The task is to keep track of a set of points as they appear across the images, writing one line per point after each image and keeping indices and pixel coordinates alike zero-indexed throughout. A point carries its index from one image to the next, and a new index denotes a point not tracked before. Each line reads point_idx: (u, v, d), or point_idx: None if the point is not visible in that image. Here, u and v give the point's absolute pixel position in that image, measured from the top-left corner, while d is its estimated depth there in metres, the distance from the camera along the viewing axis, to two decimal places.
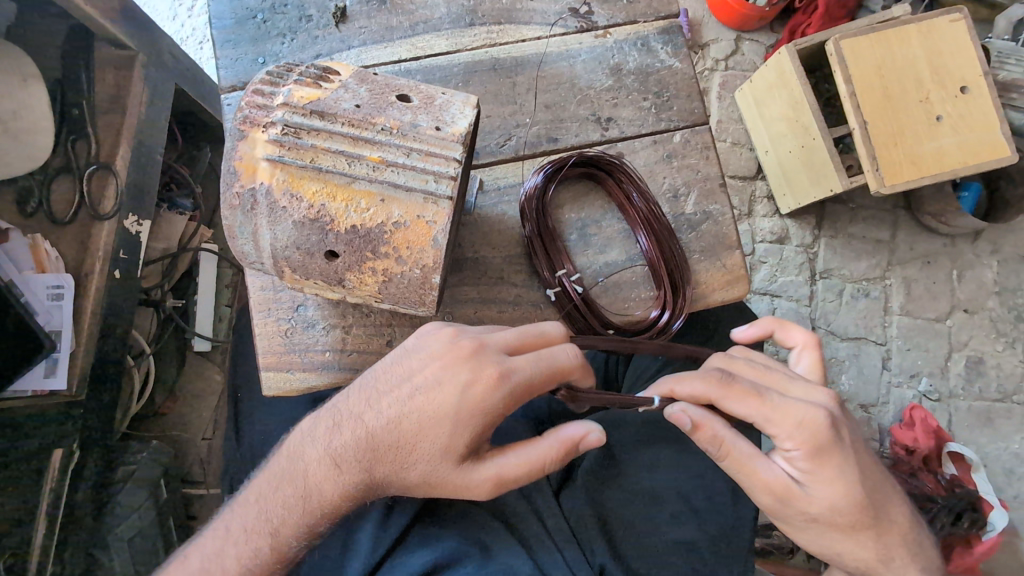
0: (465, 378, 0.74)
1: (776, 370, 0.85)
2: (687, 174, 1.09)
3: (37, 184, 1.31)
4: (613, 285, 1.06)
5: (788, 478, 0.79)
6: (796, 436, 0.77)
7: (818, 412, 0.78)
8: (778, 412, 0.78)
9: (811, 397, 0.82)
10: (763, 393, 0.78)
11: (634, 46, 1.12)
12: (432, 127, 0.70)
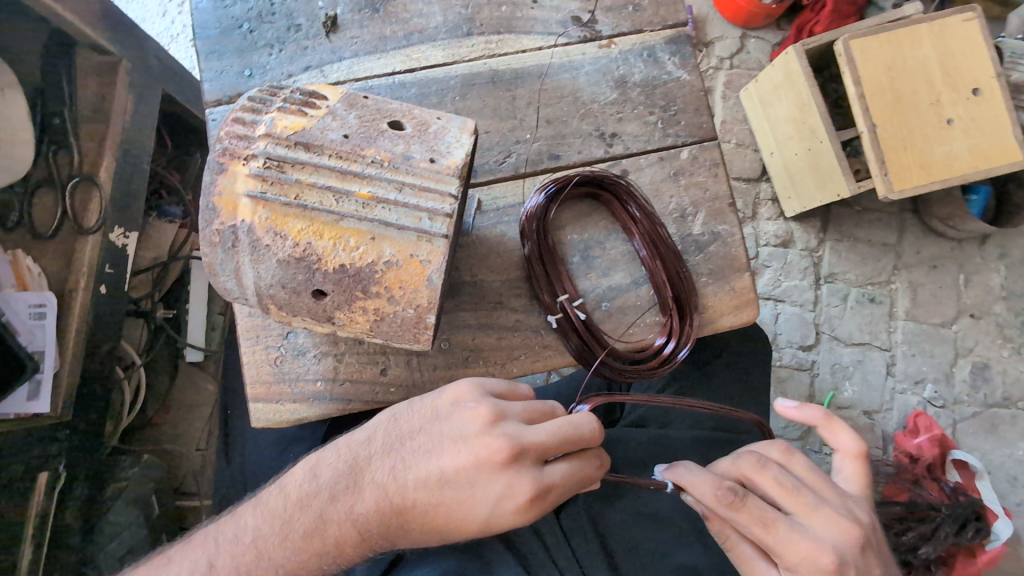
0: (497, 481, 0.73)
1: (804, 489, 0.75)
2: (695, 192, 1.05)
3: (18, 197, 1.25)
4: (617, 310, 1.01)
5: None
6: (793, 570, 0.72)
7: (826, 557, 0.70)
8: (783, 549, 0.72)
9: (829, 532, 0.73)
10: (770, 521, 0.73)
11: (639, 57, 1.07)
12: (426, 160, 0.65)
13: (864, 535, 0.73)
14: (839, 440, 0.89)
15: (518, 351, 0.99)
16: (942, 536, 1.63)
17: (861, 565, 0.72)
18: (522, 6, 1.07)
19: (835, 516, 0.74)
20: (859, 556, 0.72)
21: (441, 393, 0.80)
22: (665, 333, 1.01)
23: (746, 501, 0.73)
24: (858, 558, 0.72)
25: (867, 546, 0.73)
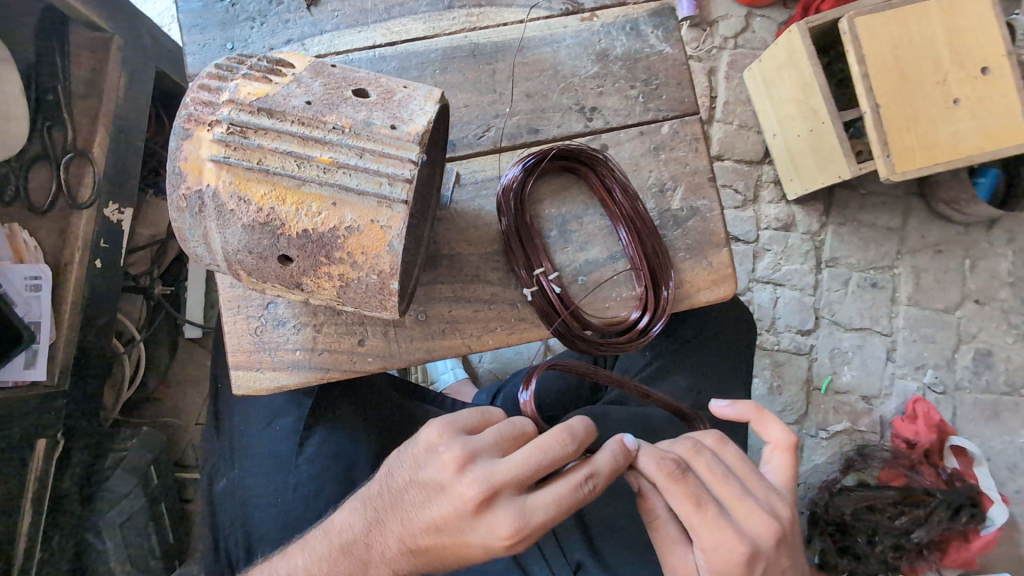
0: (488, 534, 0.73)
1: (732, 478, 0.76)
2: (675, 167, 1.04)
3: (14, 171, 1.26)
4: (593, 284, 1.02)
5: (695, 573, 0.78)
6: (707, 554, 0.74)
7: (743, 543, 0.72)
8: (703, 530, 0.73)
9: (749, 523, 0.74)
10: (700, 502, 0.74)
11: (622, 30, 1.06)
12: (384, 124, 0.66)
13: (782, 529, 0.75)
14: (772, 433, 0.88)
15: (494, 323, 1.00)
16: (935, 521, 1.66)
17: (772, 552, 0.74)
18: None
19: (761, 502, 0.76)
20: (773, 547, 0.74)
21: (415, 441, 0.80)
22: (641, 306, 1.01)
23: (681, 477, 0.74)
24: (772, 548, 0.73)
25: (781, 536, 0.75)
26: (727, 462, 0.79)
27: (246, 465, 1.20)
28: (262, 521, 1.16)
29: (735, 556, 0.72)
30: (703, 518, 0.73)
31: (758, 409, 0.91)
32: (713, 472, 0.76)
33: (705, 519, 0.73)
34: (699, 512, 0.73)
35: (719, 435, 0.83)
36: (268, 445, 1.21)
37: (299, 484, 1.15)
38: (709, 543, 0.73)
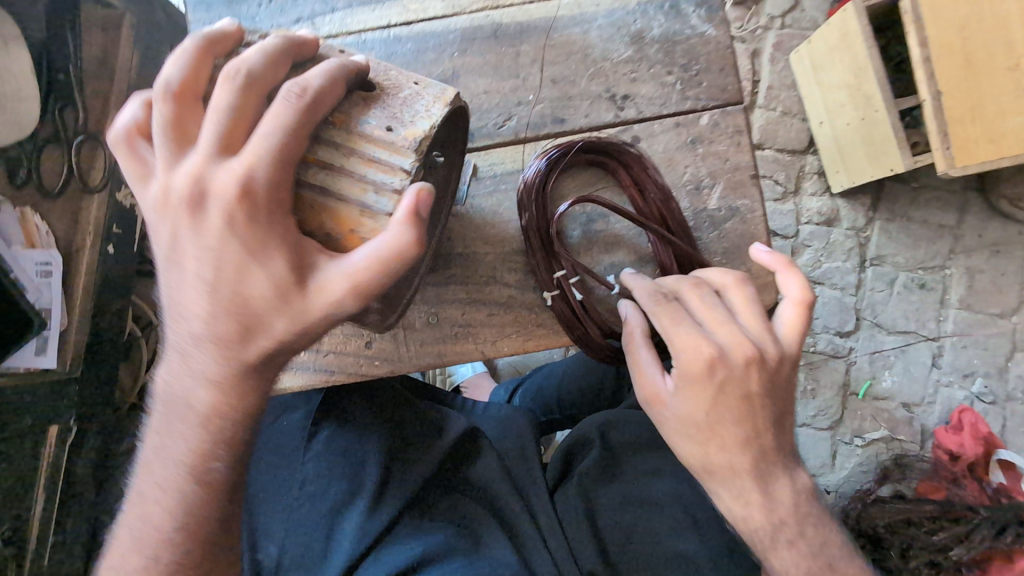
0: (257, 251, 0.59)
1: (717, 308, 0.79)
2: (714, 162, 0.95)
3: (26, 155, 1.27)
4: (618, 290, 0.94)
5: (661, 394, 0.79)
6: (677, 357, 0.77)
7: (712, 353, 0.75)
8: (677, 339, 0.77)
9: (722, 343, 0.77)
10: (678, 318, 0.78)
11: (660, 9, 0.96)
12: (386, 133, 0.62)
13: (757, 355, 0.76)
14: (788, 289, 0.83)
15: (510, 328, 0.94)
16: (977, 541, 1.45)
17: (740, 390, 0.75)
18: None
19: (738, 335, 0.77)
20: (746, 374, 0.76)
21: None
22: None
23: (670, 300, 0.80)
24: (741, 396, 0.76)
25: (759, 372, 0.76)
26: (704, 304, 0.79)
27: (256, 459, 1.19)
28: (268, 518, 1.14)
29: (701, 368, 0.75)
30: (679, 343, 0.77)
31: (786, 262, 0.83)
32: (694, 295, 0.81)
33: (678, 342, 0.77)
34: (671, 324, 0.78)
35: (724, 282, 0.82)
36: (276, 440, 1.20)
37: (307, 479, 1.14)
38: (682, 356, 0.76)
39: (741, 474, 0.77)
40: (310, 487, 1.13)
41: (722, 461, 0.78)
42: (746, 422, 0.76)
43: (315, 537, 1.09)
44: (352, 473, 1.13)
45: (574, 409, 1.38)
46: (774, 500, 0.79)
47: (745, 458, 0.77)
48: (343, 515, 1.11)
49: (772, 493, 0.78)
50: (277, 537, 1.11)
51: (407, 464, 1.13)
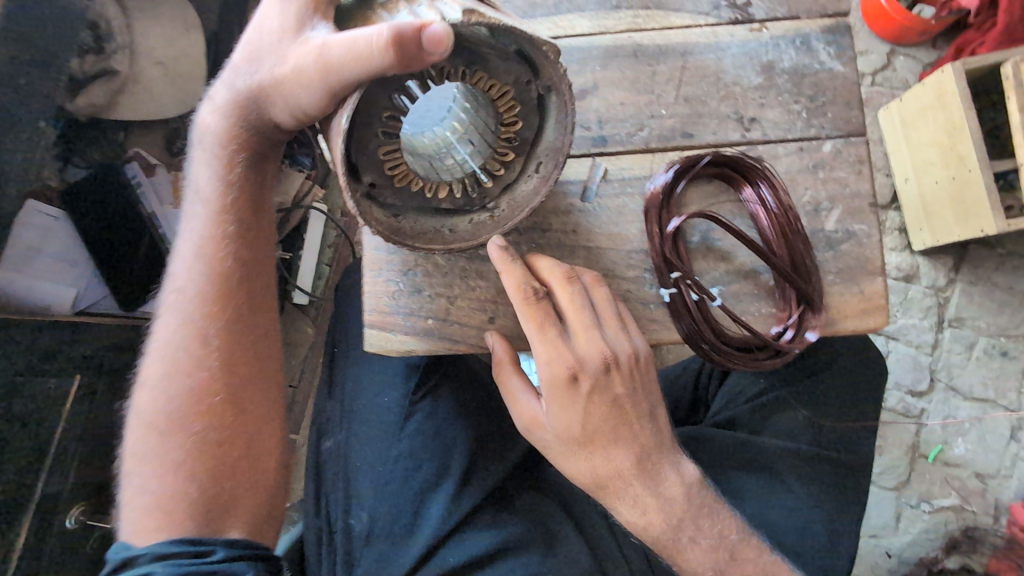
0: (305, 22, 0.79)
1: (587, 310, 0.91)
2: (833, 188, 1.00)
3: (185, 126, 1.44)
4: (730, 296, 0.99)
5: (538, 417, 0.94)
6: (544, 365, 0.89)
7: (572, 362, 0.88)
8: (543, 346, 0.89)
9: (586, 346, 0.90)
10: (544, 325, 0.89)
11: (792, 44, 1.03)
12: (456, 1, 0.69)
13: (613, 359, 0.90)
14: (586, 278, 0.95)
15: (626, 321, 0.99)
16: None
17: (605, 395, 0.90)
18: None
19: (587, 331, 0.90)
20: (607, 377, 0.90)
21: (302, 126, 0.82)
22: (783, 326, 0.97)
23: (538, 301, 0.90)
24: (608, 401, 0.90)
25: (619, 374, 0.91)
26: (568, 303, 0.92)
27: (353, 429, 1.26)
28: (360, 485, 1.20)
29: (567, 374, 0.88)
30: (543, 344, 0.89)
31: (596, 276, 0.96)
32: (561, 301, 0.92)
33: (540, 343, 0.89)
34: (547, 329, 0.89)
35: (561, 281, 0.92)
36: (373, 412, 1.26)
37: (401, 454, 1.21)
38: (546, 359, 0.88)
39: (626, 479, 0.93)
40: (404, 462, 1.21)
41: (606, 464, 0.92)
42: (616, 426, 0.91)
43: (405, 509, 1.18)
44: (441, 452, 1.21)
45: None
46: (667, 497, 0.94)
47: (629, 461, 0.92)
48: (428, 497, 1.19)
49: (664, 488, 0.94)
50: (370, 504, 1.19)
51: (493, 451, 1.24)
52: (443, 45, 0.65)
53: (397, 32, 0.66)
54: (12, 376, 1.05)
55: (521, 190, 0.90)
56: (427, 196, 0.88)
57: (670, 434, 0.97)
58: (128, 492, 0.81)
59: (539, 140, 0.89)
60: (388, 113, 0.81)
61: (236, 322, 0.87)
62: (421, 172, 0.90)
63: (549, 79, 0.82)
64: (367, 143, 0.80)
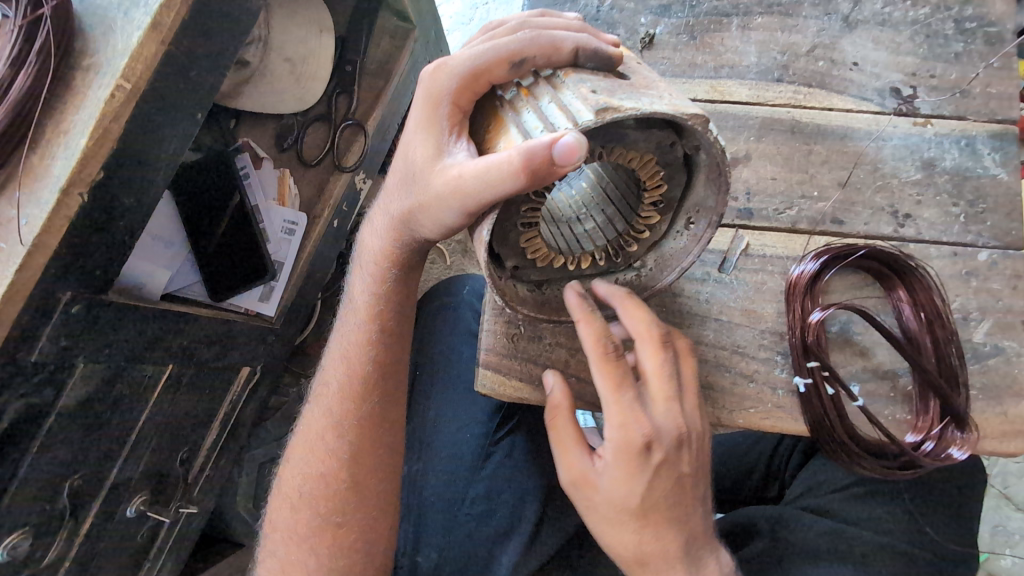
0: (440, 138, 0.76)
1: (672, 380, 0.83)
2: (985, 299, 0.96)
3: (298, 125, 1.43)
4: (866, 396, 0.95)
5: (590, 477, 0.82)
6: (616, 428, 0.79)
7: (647, 430, 0.79)
8: (617, 408, 0.80)
9: (660, 415, 0.81)
10: (621, 384, 0.80)
11: (956, 144, 1.00)
12: (587, 103, 0.61)
13: (686, 435, 0.82)
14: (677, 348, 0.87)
15: (750, 402, 0.96)
16: None
17: (671, 468, 0.81)
18: (840, 64, 1.03)
19: (665, 399, 0.82)
20: (677, 452, 0.81)
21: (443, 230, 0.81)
22: (918, 438, 0.93)
23: (618, 357, 0.81)
24: (672, 476, 0.81)
25: (687, 451, 0.83)
26: (653, 367, 0.83)
27: (430, 459, 1.23)
28: (432, 518, 1.18)
29: (639, 439, 0.79)
30: (617, 402, 0.80)
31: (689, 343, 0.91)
32: (647, 362, 0.83)
33: (615, 402, 0.80)
34: (626, 386, 0.80)
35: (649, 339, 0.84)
36: (452, 446, 1.22)
37: (476, 495, 1.17)
38: (620, 421, 0.79)
39: (670, 560, 0.83)
40: (478, 504, 1.16)
41: (654, 542, 0.82)
42: (673, 502, 0.82)
43: (476, 552, 1.13)
44: (516, 499, 1.15)
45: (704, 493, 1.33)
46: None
47: (678, 541, 0.83)
48: (500, 545, 1.12)
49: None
50: (440, 540, 1.16)
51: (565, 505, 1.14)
52: (576, 156, 0.58)
53: (528, 157, 0.61)
54: (117, 363, 0.97)
55: (669, 247, 0.82)
56: (571, 269, 0.84)
57: (715, 519, 0.89)
58: (268, 556, 0.98)
59: (687, 197, 0.78)
60: (526, 208, 0.76)
61: (365, 422, 0.97)
62: (557, 244, 0.85)
63: (696, 139, 0.69)
64: (506, 237, 0.77)
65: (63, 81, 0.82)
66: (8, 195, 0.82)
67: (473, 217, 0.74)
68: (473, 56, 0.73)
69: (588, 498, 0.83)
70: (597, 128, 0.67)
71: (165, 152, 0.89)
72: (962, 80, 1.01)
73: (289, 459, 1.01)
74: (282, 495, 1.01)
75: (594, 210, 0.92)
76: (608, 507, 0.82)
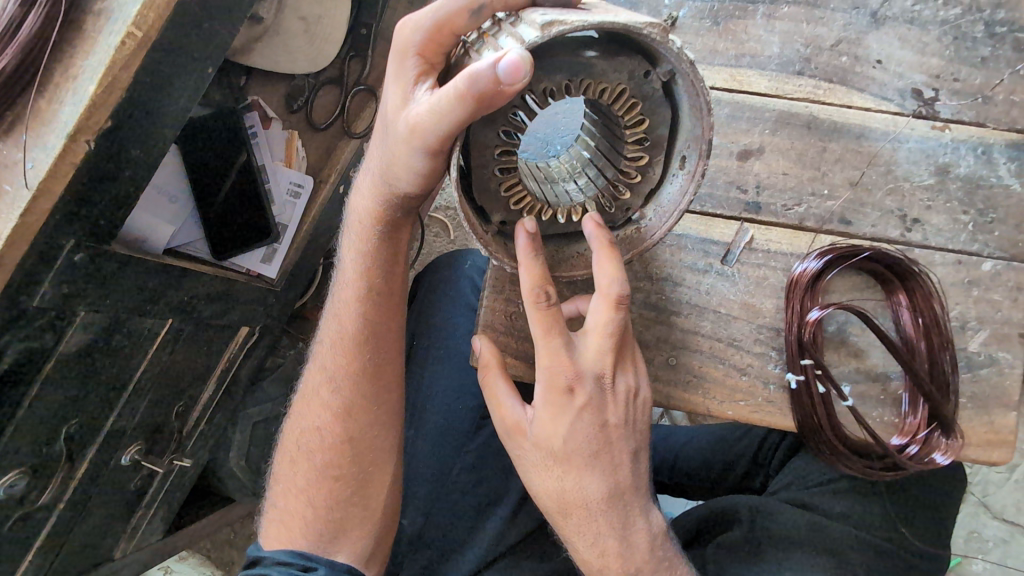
0: (407, 88, 0.74)
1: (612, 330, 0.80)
2: (984, 308, 0.96)
3: (310, 87, 1.40)
4: (856, 398, 0.96)
5: (521, 423, 0.85)
6: (541, 370, 0.81)
7: (572, 373, 0.80)
8: (544, 351, 0.79)
9: (590, 359, 0.81)
10: (549, 331, 0.79)
11: (972, 151, 0.99)
12: (535, 23, 0.62)
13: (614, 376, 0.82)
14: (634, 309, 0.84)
15: (740, 395, 0.97)
16: None
17: (596, 416, 0.81)
18: (864, 61, 1.01)
19: (601, 350, 0.80)
20: (602, 399, 0.81)
21: (415, 182, 0.78)
22: (902, 442, 0.95)
23: (551, 306, 0.77)
24: (597, 424, 0.82)
25: (614, 401, 0.83)
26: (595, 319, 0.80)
27: (421, 429, 1.25)
28: (419, 485, 1.20)
29: (564, 381, 0.80)
30: (547, 348, 0.79)
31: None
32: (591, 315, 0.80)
33: (545, 348, 0.79)
34: (556, 333, 0.79)
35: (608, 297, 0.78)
36: (443, 417, 1.24)
37: (465, 467, 1.19)
38: (547, 366, 0.80)
39: (590, 508, 0.85)
40: (466, 476, 1.18)
41: (575, 488, 0.84)
42: (598, 451, 0.83)
43: (460, 522, 1.16)
44: (503, 473, 1.17)
45: (685, 479, 1.33)
46: (631, 543, 0.87)
47: (599, 492, 0.84)
48: (485, 517, 1.16)
49: (630, 532, 0.87)
50: (425, 507, 1.18)
51: None
52: (521, 73, 0.59)
53: (474, 82, 0.61)
54: (116, 314, 0.97)
55: (668, 195, 0.78)
56: (563, 222, 0.81)
57: (648, 479, 0.89)
58: (272, 503, 1.06)
59: (675, 132, 0.75)
60: (500, 151, 0.74)
61: (357, 379, 0.99)
62: (545, 197, 0.84)
63: (669, 62, 0.68)
64: (486, 184, 0.76)
65: (72, 26, 0.82)
66: (16, 139, 0.82)
67: (439, 157, 0.73)
68: (436, 8, 0.72)
69: (521, 446, 0.86)
70: (559, 58, 0.67)
71: (173, 105, 0.88)
72: (987, 85, 0.99)
73: (292, 414, 1.07)
74: (285, 449, 1.07)
75: (589, 168, 0.86)
76: (541, 465, 0.85)
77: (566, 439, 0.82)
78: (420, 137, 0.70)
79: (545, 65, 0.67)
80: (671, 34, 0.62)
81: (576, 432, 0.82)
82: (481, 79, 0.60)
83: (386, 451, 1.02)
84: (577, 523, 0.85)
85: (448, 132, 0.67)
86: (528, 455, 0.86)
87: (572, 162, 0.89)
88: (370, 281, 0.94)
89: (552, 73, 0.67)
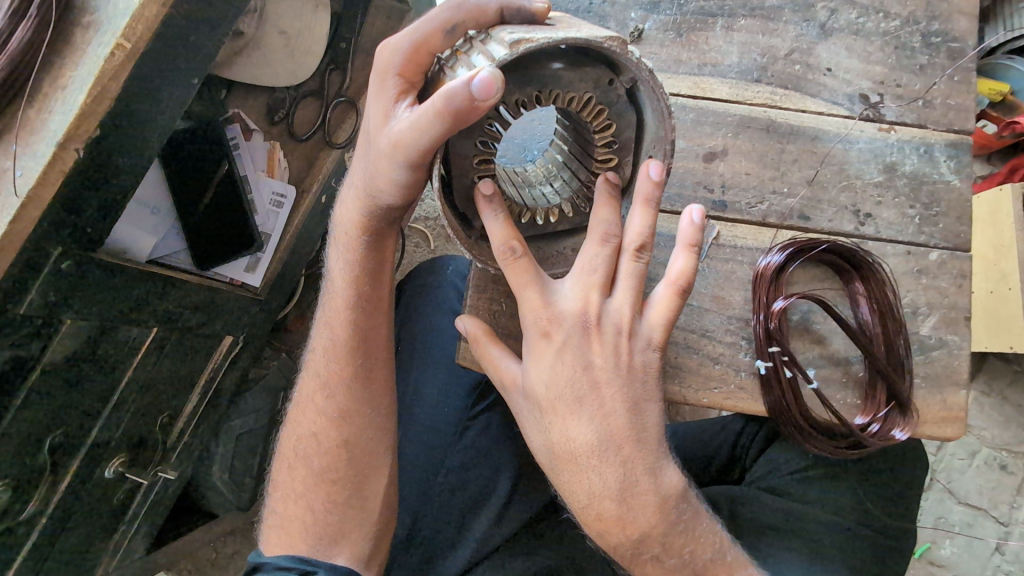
0: (387, 104, 0.78)
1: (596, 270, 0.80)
2: (933, 295, 1.04)
3: (291, 98, 1.43)
4: (821, 382, 1.03)
5: (515, 380, 0.86)
6: (523, 319, 0.82)
7: (549, 316, 0.80)
8: (520, 298, 0.81)
9: (571, 303, 0.81)
10: (522, 278, 0.79)
11: (916, 150, 1.07)
12: (504, 41, 0.67)
13: (597, 319, 0.80)
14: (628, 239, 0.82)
15: (714, 382, 1.02)
16: None
17: (578, 357, 0.79)
18: (815, 69, 1.09)
19: (586, 289, 0.81)
20: (584, 339, 0.80)
21: (396, 193, 0.82)
22: (866, 421, 1.01)
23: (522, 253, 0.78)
24: (581, 366, 0.79)
25: (600, 342, 0.80)
26: (582, 262, 0.81)
27: (408, 431, 1.27)
28: (407, 487, 1.22)
29: (541, 327, 0.80)
30: (525, 297, 0.80)
31: (688, 243, 0.86)
32: (581, 259, 0.81)
33: (525, 297, 0.80)
34: (528, 276, 0.79)
35: (600, 235, 0.80)
36: (430, 419, 1.26)
37: (452, 466, 1.21)
38: (527, 314, 0.81)
39: (581, 462, 0.80)
40: (453, 476, 1.20)
41: (565, 440, 0.81)
42: (584, 396, 0.79)
43: (449, 520, 1.18)
44: (490, 472, 1.19)
45: None
46: (633, 506, 0.81)
47: (588, 443, 0.79)
48: (474, 515, 1.18)
49: (632, 494, 0.80)
50: (414, 508, 1.20)
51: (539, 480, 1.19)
52: (493, 89, 0.63)
53: (450, 100, 0.65)
54: (102, 321, 0.98)
55: None
56: (541, 223, 0.87)
57: (655, 433, 0.83)
58: (271, 510, 1.07)
59: (641, 134, 0.81)
60: (479, 159, 0.79)
61: (351, 385, 1.00)
62: (522, 201, 0.90)
63: (630, 70, 0.74)
64: (466, 192, 0.80)
65: (62, 37, 0.84)
66: (4, 148, 0.84)
67: (420, 169, 0.77)
68: (413, 32, 0.76)
69: (517, 406, 0.86)
70: (529, 71, 0.71)
71: (161, 113, 0.90)
72: (925, 90, 1.08)
73: (289, 423, 1.08)
74: (282, 456, 1.08)
75: (563, 172, 0.93)
76: (530, 427, 0.84)
77: (554, 385, 0.80)
78: (401, 153, 0.74)
79: (516, 79, 0.71)
80: (630, 46, 0.68)
81: (561, 379, 0.80)
82: (456, 101, 0.65)
83: (378, 450, 1.04)
84: (572, 483, 0.82)
85: (426, 148, 0.72)
86: (524, 412, 0.85)
87: (546, 166, 0.95)
88: (359, 291, 0.97)
89: (523, 85, 0.72)
